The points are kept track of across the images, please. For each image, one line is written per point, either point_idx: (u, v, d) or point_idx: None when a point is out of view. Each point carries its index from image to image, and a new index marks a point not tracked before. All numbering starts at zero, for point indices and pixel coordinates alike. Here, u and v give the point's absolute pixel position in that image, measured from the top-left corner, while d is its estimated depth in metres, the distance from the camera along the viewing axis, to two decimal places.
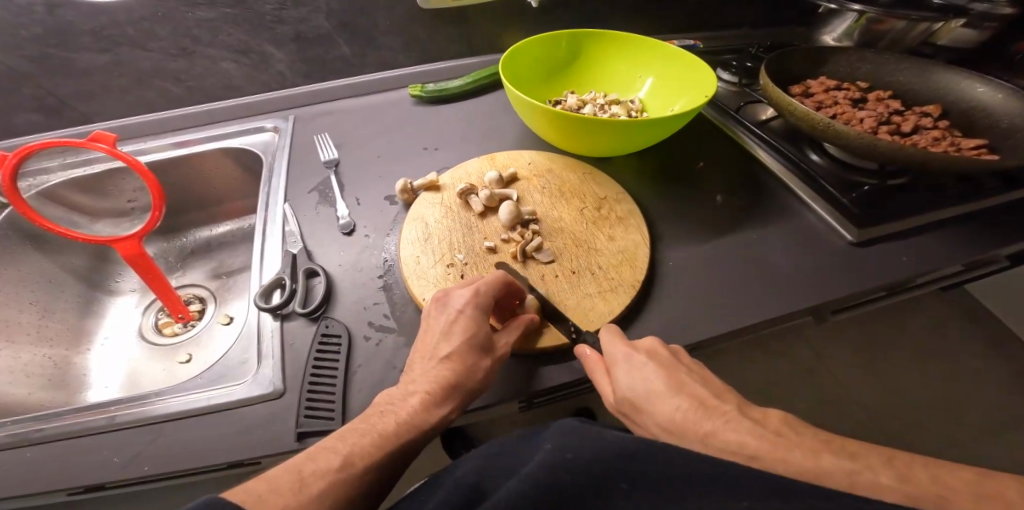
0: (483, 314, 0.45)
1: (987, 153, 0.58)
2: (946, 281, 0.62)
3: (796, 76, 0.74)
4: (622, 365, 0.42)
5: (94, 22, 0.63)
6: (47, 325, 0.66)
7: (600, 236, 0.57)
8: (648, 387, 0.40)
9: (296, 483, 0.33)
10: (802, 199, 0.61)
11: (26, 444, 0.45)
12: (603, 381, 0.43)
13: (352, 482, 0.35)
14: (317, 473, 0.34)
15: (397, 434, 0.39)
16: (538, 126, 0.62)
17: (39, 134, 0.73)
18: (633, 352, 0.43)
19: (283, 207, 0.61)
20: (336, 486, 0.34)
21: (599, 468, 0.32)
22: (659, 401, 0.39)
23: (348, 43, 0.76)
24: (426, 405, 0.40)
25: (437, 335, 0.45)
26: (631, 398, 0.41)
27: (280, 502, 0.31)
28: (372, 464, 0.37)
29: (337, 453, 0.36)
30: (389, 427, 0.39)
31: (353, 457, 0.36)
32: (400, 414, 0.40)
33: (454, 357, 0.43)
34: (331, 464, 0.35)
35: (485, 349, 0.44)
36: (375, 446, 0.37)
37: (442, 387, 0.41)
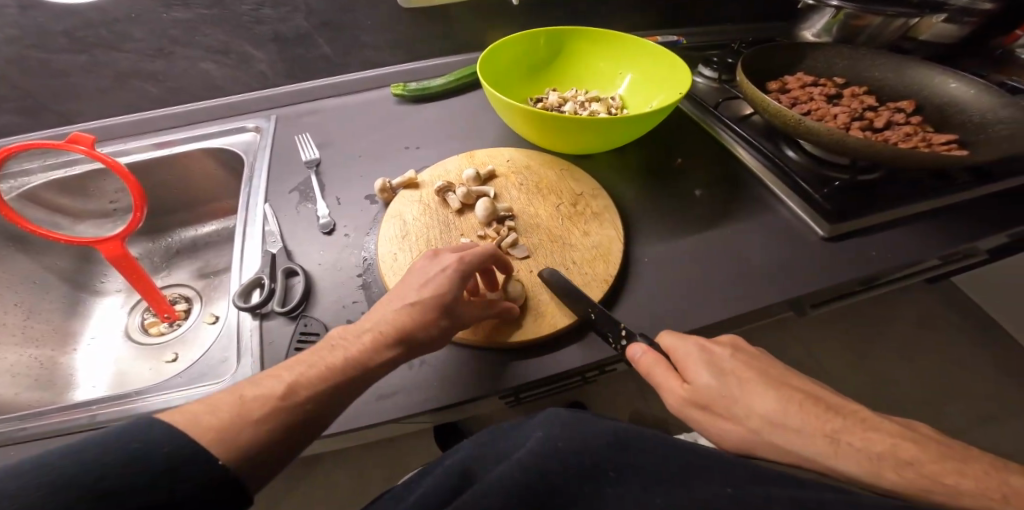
0: (465, 273, 0.44)
1: (956, 149, 0.59)
2: (920, 276, 0.64)
3: (774, 72, 0.74)
4: (698, 357, 0.41)
5: (69, 24, 0.63)
6: (32, 326, 0.66)
7: (576, 232, 0.57)
8: (738, 381, 0.39)
9: (237, 406, 0.33)
10: (777, 194, 0.62)
11: (9, 443, 0.45)
12: (678, 375, 0.41)
13: (289, 411, 0.34)
14: (258, 398, 0.34)
15: (344, 369, 0.37)
16: (516, 124, 0.63)
17: (19, 136, 0.73)
18: (705, 344, 0.42)
19: (263, 207, 0.62)
20: (274, 411, 0.33)
21: (589, 456, 0.34)
22: (755, 394, 0.38)
23: (328, 42, 0.76)
24: (377, 347, 0.39)
25: (414, 285, 0.43)
26: (718, 390, 0.39)
27: (213, 423, 0.31)
28: (312, 394, 0.35)
29: (280, 379, 0.35)
30: (337, 362, 0.38)
31: (296, 385, 0.35)
32: (352, 352, 0.39)
33: (422, 310, 0.41)
34: (272, 389, 0.34)
35: (454, 310, 0.43)
36: (319, 378, 0.36)
37: (402, 340, 0.40)
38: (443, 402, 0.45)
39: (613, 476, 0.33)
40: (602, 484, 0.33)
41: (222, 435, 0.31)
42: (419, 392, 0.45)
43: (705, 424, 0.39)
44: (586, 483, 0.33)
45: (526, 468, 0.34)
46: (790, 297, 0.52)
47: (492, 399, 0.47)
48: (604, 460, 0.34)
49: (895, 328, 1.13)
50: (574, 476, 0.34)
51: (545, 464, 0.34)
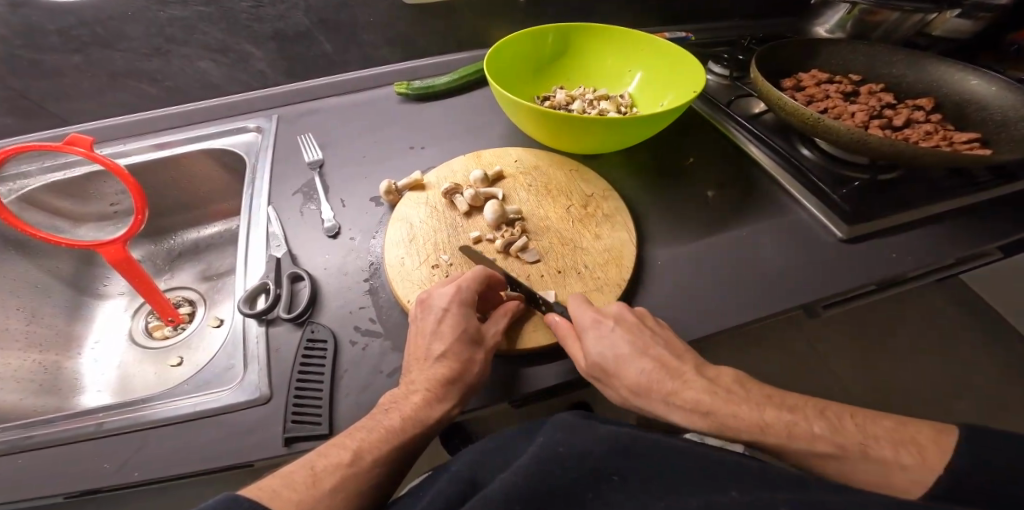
0: (467, 310, 0.46)
1: (979, 147, 0.57)
2: (939, 274, 0.62)
3: (788, 69, 0.73)
4: (591, 331, 0.44)
5: (61, 22, 0.61)
6: (35, 331, 0.65)
7: (587, 234, 0.56)
8: (615, 353, 0.42)
9: (309, 477, 0.35)
10: (792, 194, 0.61)
11: (14, 452, 0.44)
12: (573, 347, 0.44)
13: (362, 476, 0.36)
14: (329, 470, 0.35)
15: (403, 428, 0.39)
16: (525, 124, 0.61)
17: (15, 137, 0.72)
18: (601, 317, 0.45)
19: (267, 209, 0.60)
20: (348, 479, 0.35)
21: (592, 459, 0.34)
22: (588, 341, 0.43)
23: (329, 39, 0.74)
24: (428, 402, 0.41)
25: (429, 332, 0.44)
26: (601, 364, 0.42)
27: (294, 496, 0.33)
28: (381, 458, 0.37)
29: (347, 448, 0.37)
30: (395, 421, 0.39)
31: (363, 451, 0.37)
32: (404, 410, 0.40)
33: (449, 354, 0.43)
34: (342, 459, 0.36)
35: (475, 341, 0.44)
36: (383, 441, 0.38)
37: (439, 383, 0.41)
38: None
39: (616, 481, 0.33)
40: (604, 489, 0.33)
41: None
42: None
43: (596, 385, 0.44)
44: (589, 488, 0.33)
45: (528, 475, 0.33)
46: (808, 300, 0.51)
47: (502, 405, 0.46)
48: (609, 465, 0.34)
49: (906, 326, 1.12)
50: (577, 479, 0.33)
51: (548, 471, 0.33)
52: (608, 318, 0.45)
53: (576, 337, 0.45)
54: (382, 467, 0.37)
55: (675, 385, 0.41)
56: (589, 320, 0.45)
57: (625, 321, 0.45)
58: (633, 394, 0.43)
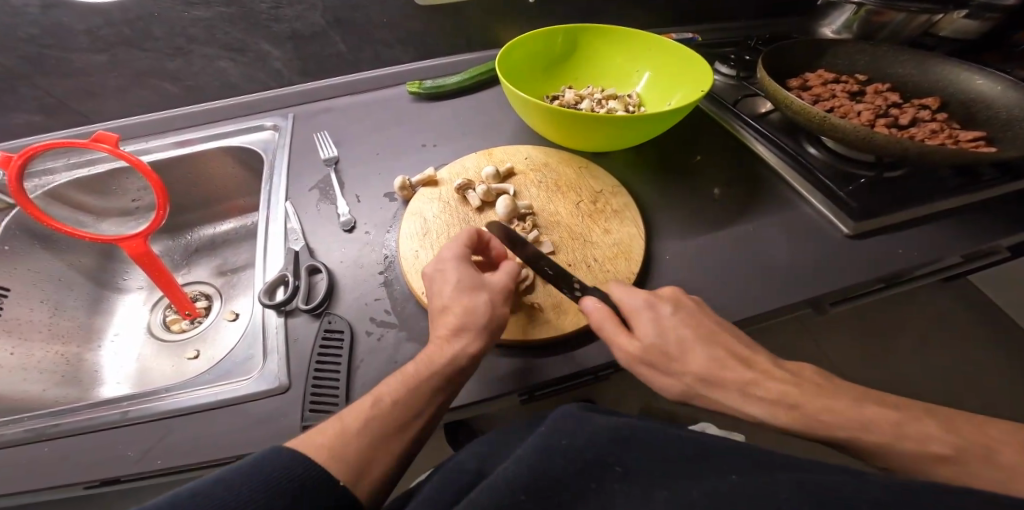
0: (468, 262, 0.48)
1: (984, 145, 0.58)
2: (944, 273, 0.63)
3: (794, 69, 0.74)
4: (645, 313, 0.44)
5: (89, 23, 0.64)
6: (58, 322, 0.67)
7: (596, 229, 0.57)
8: (677, 336, 0.43)
9: (336, 429, 0.37)
10: (799, 192, 0.62)
11: (42, 439, 0.46)
12: (620, 333, 0.43)
13: (383, 420, 0.38)
14: (352, 418, 0.37)
15: (418, 371, 0.41)
16: (536, 122, 0.63)
17: (41, 134, 0.74)
18: (655, 300, 0.45)
19: (284, 205, 0.62)
20: (368, 424, 0.37)
21: (593, 452, 0.35)
22: (642, 319, 0.44)
23: (344, 40, 0.76)
24: (440, 343, 0.42)
25: (433, 288, 0.47)
26: (660, 346, 0.42)
27: (324, 443, 0.35)
28: (397, 403, 0.39)
29: (368, 398, 0.39)
30: (412, 368, 0.41)
31: (382, 397, 0.39)
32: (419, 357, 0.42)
33: (452, 300, 0.44)
34: (363, 407, 0.38)
35: (479, 285, 0.46)
36: (400, 387, 0.40)
37: (450, 327, 0.43)
38: (464, 398, 0.46)
39: (619, 472, 0.34)
40: (608, 480, 0.34)
41: (332, 453, 0.35)
42: None
43: (652, 374, 0.43)
44: (592, 479, 0.34)
45: (533, 465, 0.34)
46: (813, 295, 0.52)
47: (512, 396, 0.47)
48: (611, 455, 0.35)
49: (913, 326, 1.12)
50: (580, 470, 0.34)
51: (552, 461, 0.34)
52: (660, 302, 0.45)
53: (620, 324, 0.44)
54: (394, 413, 0.38)
55: (737, 375, 0.41)
56: (640, 304, 0.45)
57: (679, 306, 0.45)
58: (707, 384, 0.41)
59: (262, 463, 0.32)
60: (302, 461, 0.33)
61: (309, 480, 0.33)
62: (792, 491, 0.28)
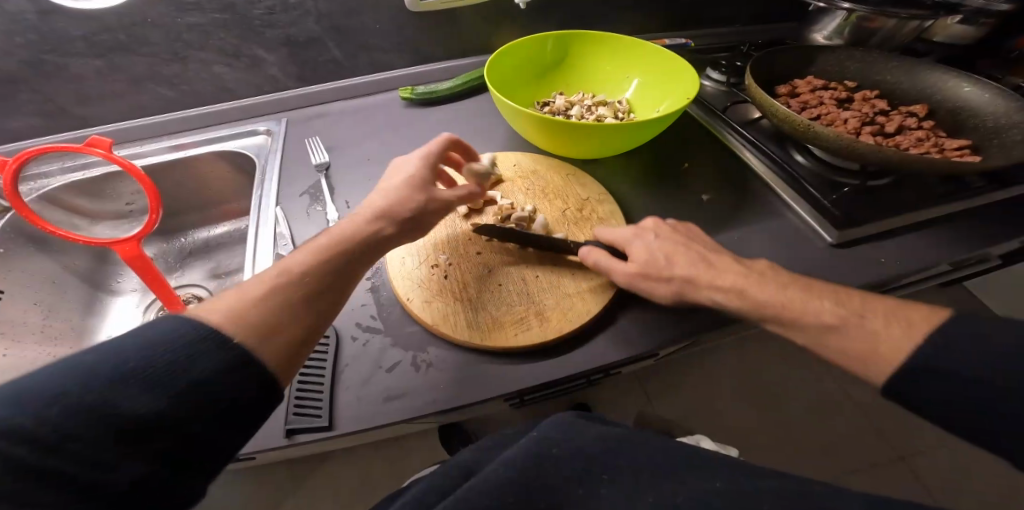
0: (430, 164, 0.52)
1: (969, 154, 0.58)
2: (930, 281, 0.63)
3: (784, 76, 0.74)
4: (633, 240, 0.51)
5: (85, 28, 0.64)
6: (52, 325, 0.68)
7: (582, 236, 0.58)
8: (663, 252, 0.50)
9: (250, 288, 0.36)
10: (785, 200, 0.62)
11: None
12: (617, 262, 0.50)
13: (298, 276, 0.39)
14: (261, 286, 0.37)
15: (334, 243, 0.42)
16: (524, 129, 0.63)
17: (37, 138, 0.75)
18: (641, 230, 0.53)
19: (275, 210, 0.63)
20: (278, 291, 0.37)
21: (584, 460, 0.35)
22: (633, 245, 0.51)
23: (338, 45, 0.77)
24: (361, 224, 0.45)
25: (380, 186, 0.50)
26: (650, 263, 0.49)
27: (233, 300, 0.35)
28: (318, 270, 0.40)
29: (284, 266, 0.39)
30: (327, 241, 0.43)
31: (300, 266, 0.39)
32: (338, 230, 0.44)
33: (393, 195, 0.48)
34: (274, 278, 0.38)
35: (421, 188, 0.49)
36: (316, 257, 0.41)
37: (378, 210, 0.47)
38: (446, 404, 0.46)
39: (606, 479, 0.34)
40: (596, 487, 0.33)
41: (234, 316, 0.33)
42: (423, 394, 0.46)
43: (646, 286, 0.49)
44: (581, 485, 0.34)
45: (522, 468, 0.34)
46: None
47: (497, 401, 0.48)
48: (599, 464, 0.35)
49: None
50: (568, 477, 0.34)
51: (542, 466, 0.34)
52: (647, 232, 0.52)
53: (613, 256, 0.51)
54: (316, 278, 0.39)
55: (711, 275, 0.48)
56: (628, 235, 0.52)
57: (660, 232, 0.52)
58: (689, 285, 0.48)
59: (140, 339, 0.28)
60: (202, 332, 0.30)
61: (212, 336, 0.31)
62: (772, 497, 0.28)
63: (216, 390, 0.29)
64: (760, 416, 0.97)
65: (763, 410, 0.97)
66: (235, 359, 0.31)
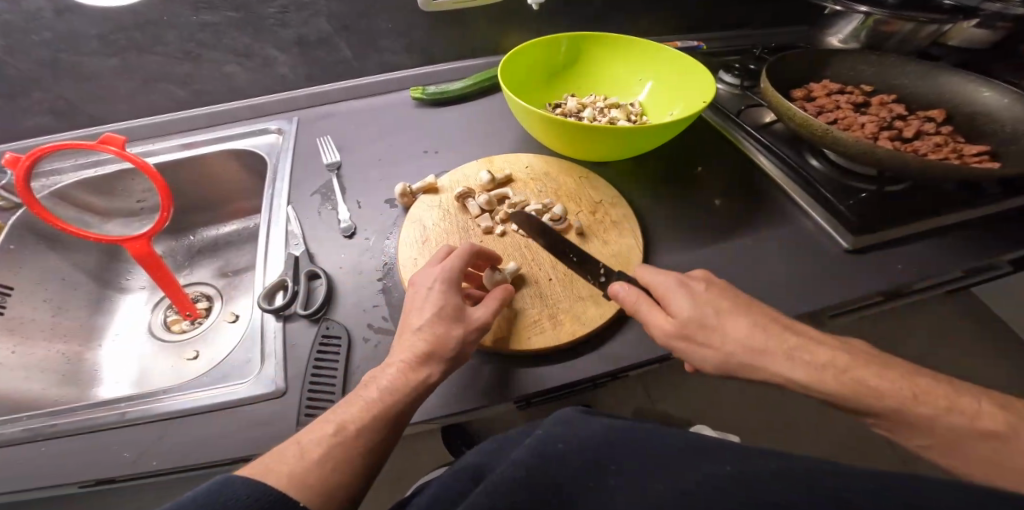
0: (456, 289, 0.46)
1: (989, 160, 0.58)
2: (945, 288, 0.62)
3: (798, 79, 0.73)
4: (675, 292, 0.43)
5: (100, 27, 0.64)
6: (60, 322, 0.68)
7: (595, 239, 0.57)
8: (714, 308, 0.42)
9: (298, 452, 0.35)
10: (800, 205, 0.61)
11: (40, 439, 0.46)
12: (653, 313, 0.44)
13: (348, 442, 0.36)
14: (313, 442, 0.36)
15: (381, 400, 0.39)
16: (538, 131, 0.63)
17: (49, 136, 0.75)
18: (685, 280, 0.44)
19: (286, 209, 0.63)
20: (333, 451, 0.35)
21: (586, 452, 0.34)
22: (676, 296, 0.43)
23: (349, 45, 0.77)
24: (405, 373, 0.41)
25: (413, 309, 0.45)
26: (699, 319, 0.42)
27: (285, 470, 0.33)
28: (365, 428, 0.37)
29: (331, 421, 0.37)
30: (374, 394, 0.39)
31: (347, 424, 0.37)
32: (381, 381, 0.40)
33: (427, 329, 0.42)
34: (324, 433, 0.36)
35: (457, 318, 0.43)
36: (363, 411, 0.38)
37: (418, 353, 0.41)
38: (456, 406, 0.46)
39: (614, 468, 0.32)
40: (605, 478, 0.32)
41: (295, 478, 0.33)
42: (434, 396, 0.46)
43: (689, 348, 0.42)
44: (587, 479, 0.32)
45: (527, 466, 0.34)
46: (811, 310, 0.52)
47: (509, 404, 0.47)
48: (606, 454, 0.34)
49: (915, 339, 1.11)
50: (575, 471, 0.33)
51: (547, 464, 0.34)
52: (691, 281, 0.45)
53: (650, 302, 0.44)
54: (365, 440, 0.37)
55: (776, 344, 0.40)
56: (673, 283, 0.44)
57: (711, 283, 0.44)
58: (746, 352, 0.40)
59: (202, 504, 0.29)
60: (254, 491, 0.30)
61: (277, 504, 0.31)
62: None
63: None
64: (767, 421, 0.96)
65: (770, 415, 0.96)
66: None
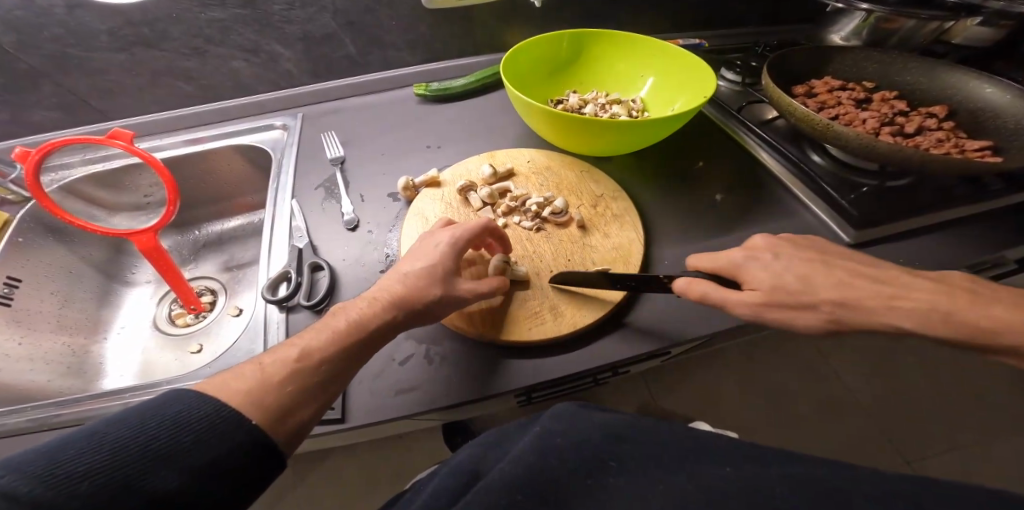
0: (456, 253, 0.46)
1: (990, 155, 0.58)
2: (948, 284, 0.62)
3: (800, 75, 0.74)
4: (757, 265, 0.46)
5: (111, 23, 0.65)
6: (66, 315, 0.69)
7: (596, 232, 0.58)
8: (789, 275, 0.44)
9: (257, 372, 0.36)
10: (802, 202, 0.61)
11: (46, 428, 0.47)
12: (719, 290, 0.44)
13: (308, 371, 0.37)
14: (276, 365, 0.37)
15: (347, 332, 0.40)
16: (539, 126, 0.63)
17: (58, 131, 0.76)
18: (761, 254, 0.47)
19: (290, 203, 0.63)
20: (292, 375, 0.36)
21: (588, 449, 0.35)
22: (751, 272, 0.45)
23: (353, 42, 0.78)
24: (377, 313, 0.42)
25: (409, 259, 0.47)
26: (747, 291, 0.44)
27: (241, 388, 0.35)
28: (328, 358, 0.38)
29: (295, 347, 0.38)
30: (343, 325, 0.40)
31: (310, 351, 0.38)
32: (353, 315, 0.41)
33: (415, 276, 0.44)
34: (289, 357, 0.37)
35: (444, 280, 0.44)
36: (331, 342, 0.39)
37: (394, 298, 0.43)
38: (457, 398, 0.46)
39: (614, 467, 0.33)
40: (604, 476, 0.33)
41: (250, 397, 0.34)
42: (436, 388, 0.46)
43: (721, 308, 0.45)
44: (587, 474, 0.33)
45: (528, 463, 0.34)
46: None
47: (509, 396, 0.47)
48: (606, 452, 0.35)
49: None
50: (577, 466, 0.34)
51: (548, 459, 0.34)
52: (762, 252, 0.47)
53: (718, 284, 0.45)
54: (328, 369, 0.38)
55: (807, 288, 0.43)
56: (740, 258, 0.47)
57: (777, 250, 0.47)
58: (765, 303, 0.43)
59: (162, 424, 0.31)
60: (214, 416, 0.32)
61: (222, 423, 0.32)
62: (792, 488, 0.28)
63: (225, 471, 0.31)
64: (768, 419, 0.95)
65: (771, 412, 0.96)
66: (245, 442, 0.32)
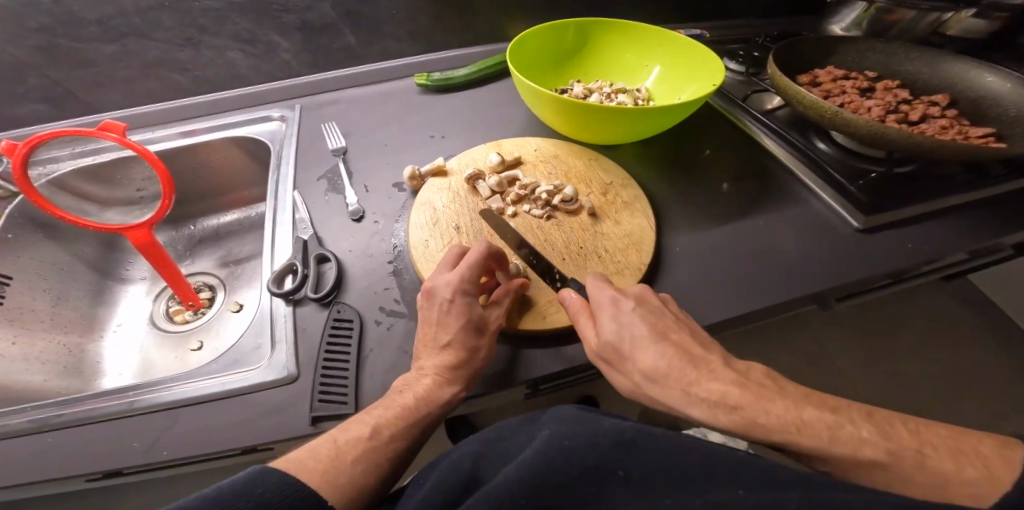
0: (469, 291, 0.46)
1: (994, 142, 0.58)
2: (949, 270, 0.63)
3: (804, 64, 0.74)
4: (609, 311, 0.44)
5: (101, 12, 0.63)
6: (60, 313, 0.66)
7: (606, 220, 0.57)
8: (632, 333, 0.42)
9: (332, 451, 0.37)
10: (810, 188, 0.62)
11: (46, 429, 0.45)
12: (587, 328, 0.44)
13: (380, 450, 0.38)
14: (349, 443, 0.37)
15: (417, 407, 0.41)
16: (545, 113, 0.63)
17: (46, 124, 0.74)
18: (620, 297, 0.45)
19: (292, 194, 0.62)
20: (367, 452, 0.37)
21: (595, 456, 0.32)
22: (602, 317, 0.43)
23: (353, 32, 0.76)
24: (438, 383, 0.42)
25: (435, 323, 0.45)
26: (615, 344, 0.42)
27: (319, 468, 0.35)
28: (399, 433, 0.39)
29: (365, 423, 0.39)
30: (408, 399, 0.41)
31: (380, 428, 0.39)
32: (417, 390, 0.42)
33: (454, 344, 0.44)
34: (362, 434, 0.38)
35: (479, 329, 0.45)
36: (400, 418, 0.40)
37: (444, 366, 0.43)
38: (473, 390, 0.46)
39: (622, 476, 0.31)
40: (610, 483, 0.31)
41: (330, 479, 0.35)
42: None
43: (606, 368, 0.43)
44: (591, 484, 0.31)
45: (533, 469, 0.32)
46: (818, 290, 0.52)
47: (523, 386, 0.47)
48: (614, 461, 0.32)
49: (919, 324, 1.10)
50: (581, 473, 0.32)
51: (552, 467, 0.32)
52: (627, 299, 0.45)
53: (590, 317, 0.45)
54: (399, 441, 0.39)
55: (698, 376, 0.39)
56: (609, 298, 0.45)
57: (644, 302, 0.45)
58: (648, 380, 0.41)
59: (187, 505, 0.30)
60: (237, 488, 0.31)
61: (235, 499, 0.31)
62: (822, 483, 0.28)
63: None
64: None
65: None
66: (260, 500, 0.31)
